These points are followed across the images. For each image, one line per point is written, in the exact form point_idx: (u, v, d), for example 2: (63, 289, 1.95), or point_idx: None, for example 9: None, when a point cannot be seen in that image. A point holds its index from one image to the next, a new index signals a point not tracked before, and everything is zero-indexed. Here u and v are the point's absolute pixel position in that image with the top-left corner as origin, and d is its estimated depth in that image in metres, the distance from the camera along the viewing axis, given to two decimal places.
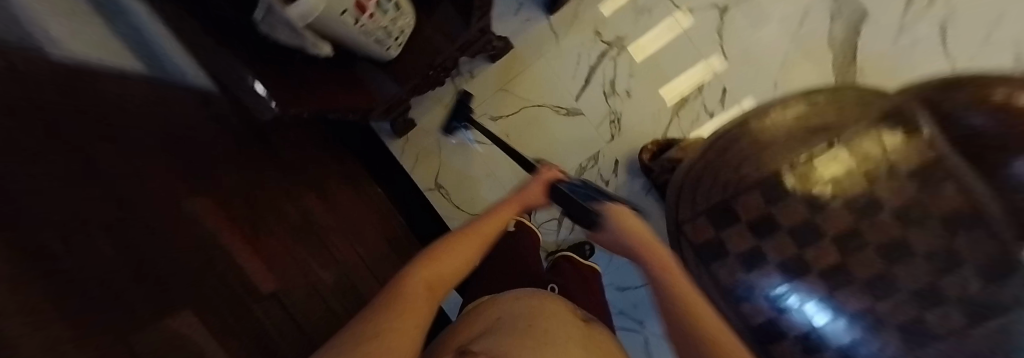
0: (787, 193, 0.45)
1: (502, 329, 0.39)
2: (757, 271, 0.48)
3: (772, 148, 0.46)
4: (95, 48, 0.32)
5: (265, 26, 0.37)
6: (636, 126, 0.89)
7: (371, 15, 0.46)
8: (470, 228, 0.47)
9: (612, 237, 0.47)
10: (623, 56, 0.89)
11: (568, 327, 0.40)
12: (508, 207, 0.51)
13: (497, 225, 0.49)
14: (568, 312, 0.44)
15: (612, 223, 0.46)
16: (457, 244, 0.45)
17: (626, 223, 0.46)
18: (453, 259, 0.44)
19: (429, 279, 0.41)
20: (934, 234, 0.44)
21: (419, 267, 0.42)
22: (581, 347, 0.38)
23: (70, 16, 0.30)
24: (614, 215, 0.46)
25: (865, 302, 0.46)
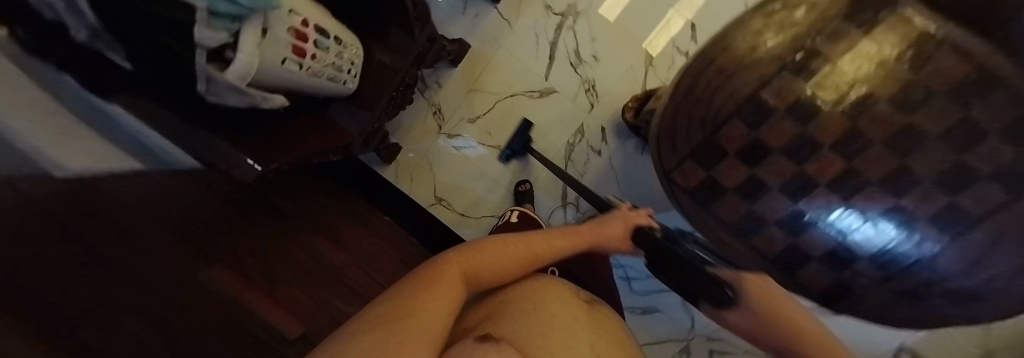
0: (767, 112, 0.43)
1: (515, 312, 0.40)
2: (762, 201, 0.46)
3: (738, 71, 0.44)
4: (92, 159, 0.39)
5: (212, 96, 0.39)
6: (612, 88, 0.87)
7: (312, 56, 0.49)
8: (517, 239, 0.47)
9: (750, 303, 0.52)
10: (580, 22, 0.87)
11: (573, 310, 0.43)
12: (563, 237, 0.52)
13: (544, 245, 0.49)
14: (569, 292, 0.47)
15: (754, 297, 0.51)
16: (503, 243, 0.45)
17: (762, 292, 0.50)
18: (493, 260, 0.43)
19: (463, 270, 0.39)
20: (954, 109, 0.39)
21: (456, 255, 0.40)
22: (587, 330, 0.41)
23: (66, 138, 0.36)
24: (757, 293, 0.51)
25: (889, 203, 0.42)
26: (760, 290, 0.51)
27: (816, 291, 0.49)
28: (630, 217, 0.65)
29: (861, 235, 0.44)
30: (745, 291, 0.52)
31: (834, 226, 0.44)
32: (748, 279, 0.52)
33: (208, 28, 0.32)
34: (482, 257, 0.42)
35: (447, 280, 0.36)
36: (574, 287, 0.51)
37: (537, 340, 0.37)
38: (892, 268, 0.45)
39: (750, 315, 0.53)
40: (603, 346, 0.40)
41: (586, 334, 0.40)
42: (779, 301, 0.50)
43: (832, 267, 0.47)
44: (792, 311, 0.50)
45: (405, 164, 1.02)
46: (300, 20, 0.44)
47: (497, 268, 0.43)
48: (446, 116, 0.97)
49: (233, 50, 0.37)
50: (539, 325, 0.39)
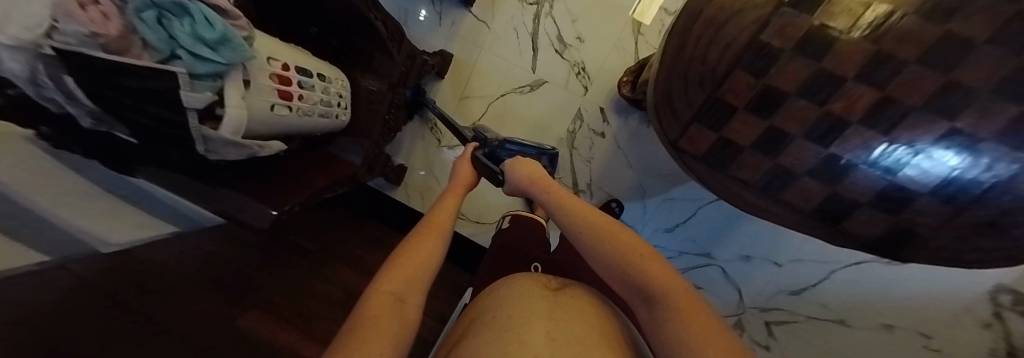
0: (774, 56, 0.38)
1: (472, 333, 0.38)
2: (786, 153, 0.41)
3: (729, 20, 0.39)
4: (131, 231, 0.51)
5: (212, 154, 0.41)
6: (604, 66, 0.84)
7: (299, 97, 0.51)
8: (424, 225, 0.43)
9: (515, 184, 0.55)
10: (557, 7, 0.84)
11: (533, 306, 0.40)
12: (449, 197, 0.52)
13: (451, 214, 0.47)
14: (531, 289, 0.45)
15: (511, 173, 0.55)
16: (418, 237, 0.40)
17: (518, 171, 0.54)
18: (423, 257, 0.37)
19: (398, 288, 0.32)
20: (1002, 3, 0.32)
21: (381, 280, 0.33)
22: (545, 319, 0.37)
23: (103, 219, 0.48)
24: (512, 168, 0.55)
25: (942, 127, 0.36)
26: (516, 166, 0.55)
27: (868, 239, 0.44)
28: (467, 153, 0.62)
29: (915, 167, 0.37)
30: (508, 168, 0.56)
31: (879, 165, 0.39)
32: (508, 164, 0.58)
33: (189, 90, 0.34)
34: (408, 264, 0.36)
35: (382, 307, 0.29)
36: (542, 281, 0.49)
37: (482, 346, 0.33)
38: (963, 199, 0.38)
39: (514, 185, 0.55)
40: (562, 329, 0.36)
41: (542, 323, 0.36)
42: (546, 178, 0.51)
43: (886, 212, 0.41)
44: (552, 183, 0.50)
45: (412, 184, 1.04)
46: (279, 65, 0.46)
47: (430, 263, 0.38)
48: (443, 128, 0.98)
49: (221, 106, 0.38)
50: (488, 332, 0.36)
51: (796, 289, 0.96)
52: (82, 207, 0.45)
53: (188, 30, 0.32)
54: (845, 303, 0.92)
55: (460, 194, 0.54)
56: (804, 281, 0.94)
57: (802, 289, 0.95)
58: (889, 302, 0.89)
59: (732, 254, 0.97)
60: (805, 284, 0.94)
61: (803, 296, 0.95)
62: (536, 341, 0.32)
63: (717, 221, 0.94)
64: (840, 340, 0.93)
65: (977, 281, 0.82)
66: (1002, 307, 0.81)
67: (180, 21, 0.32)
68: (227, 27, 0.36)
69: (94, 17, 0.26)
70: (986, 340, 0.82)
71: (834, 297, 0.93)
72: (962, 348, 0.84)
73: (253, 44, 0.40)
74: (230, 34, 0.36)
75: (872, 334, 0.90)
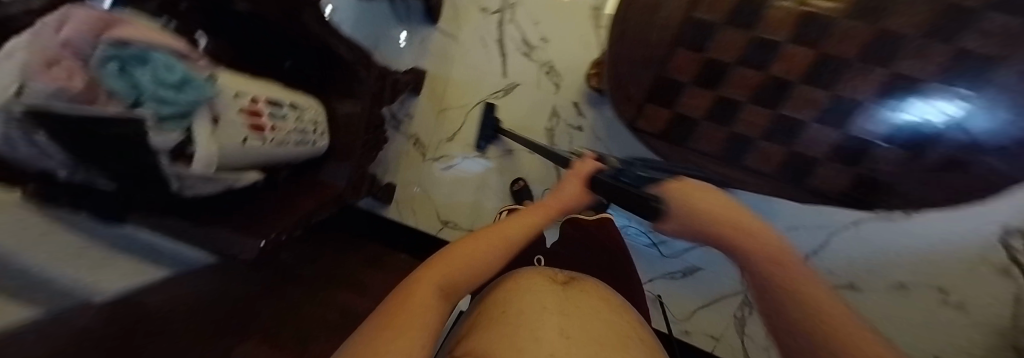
0: (710, 28, 0.40)
1: (480, 326, 0.41)
2: (739, 120, 0.42)
3: (663, 2, 0.41)
4: (128, 278, 0.51)
5: (187, 189, 0.43)
6: (571, 63, 0.86)
7: (271, 127, 0.53)
8: (486, 230, 0.45)
9: (685, 220, 0.46)
10: (518, 13, 0.87)
11: (541, 301, 0.42)
12: (534, 213, 0.50)
13: (521, 231, 0.46)
14: (539, 283, 0.47)
15: (677, 200, 0.46)
16: (474, 240, 0.43)
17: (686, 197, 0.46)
18: (469, 261, 0.40)
19: (442, 279, 0.36)
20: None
21: (423, 271, 0.37)
22: (556, 314, 0.40)
23: (95, 269, 0.47)
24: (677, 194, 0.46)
25: (884, 74, 0.37)
26: (684, 193, 0.46)
27: (836, 195, 0.44)
28: (582, 170, 0.55)
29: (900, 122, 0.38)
30: (676, 193, 0.47)
31: (829, 118, 0.40)
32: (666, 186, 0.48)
33: (161, 132, 0.36)
34: (458, 260, 0.39)
35: (420, 293, 0.33)
36: (549, 274, 0.52)
37: (494, 337, 0.36)
38: (920, 139, 0.39)
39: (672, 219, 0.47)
40: (576, 327, 0.38)
41: (554, 319, 0.38)
42: (720, 206, 0.44)
43: (846, 164, 0.42)
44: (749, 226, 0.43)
45: (403, 200, 1.05)
46: (248, 99, 0.48)
47: (477, 264, 0.41)
48: (426, 142, 1.00)
49: (190, 145, 0.40)
50: (500, 326, 0.38)
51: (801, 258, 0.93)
52: (71, 260, 0.45)
53: (150, 76, 0.34)
54: (856, 267, 0.90)
55: (548, 214, 0.51)
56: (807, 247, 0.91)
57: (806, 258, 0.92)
58: (897, 258, 0.88)
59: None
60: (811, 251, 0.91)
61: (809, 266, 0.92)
62: (551, 337, 0.35)
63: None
64: (860, 304, 0.90)
65: (986, 229, 0.84)
66: (1019, 251, 0.83)
67: (142, 68, 0.34)
68: (187, 69, 0.38)
69: (61, 76, 0.28)
70: (1007, 285, 0.85)
71: (842, 262, 0.91)
72: (963, 292, 0.87)
73: (218, 83, 0.43)
74: (191, 75, 0.38)
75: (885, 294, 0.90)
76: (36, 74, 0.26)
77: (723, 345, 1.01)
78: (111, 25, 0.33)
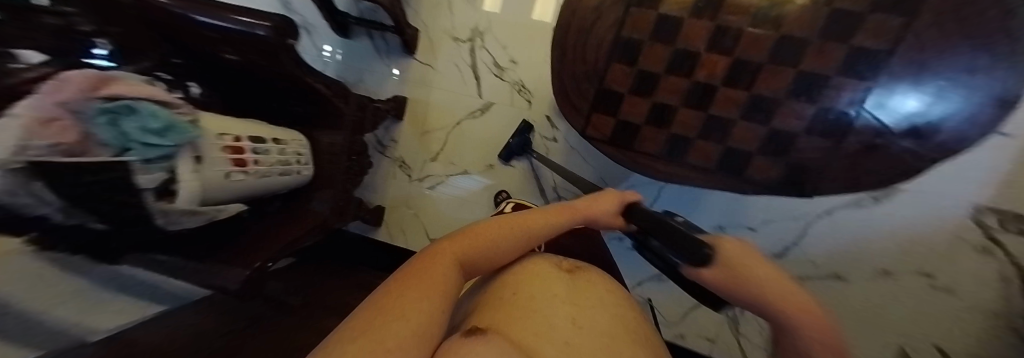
0: (637, 44, 0.45)
1: (490, 307, 0.40)
2: (676, 122, 0.45)
3: (594, 26, 0.46)
4: (124, 315, 0.56)
5: (172, 224, 0.45)
6: (540, 80, 0.90)
7: (254, 161, 0.57)
8: (516, 217, 0.40)
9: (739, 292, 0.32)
10: (488, 40, 0.91)
11: (552, 288, 0.43)
12: (566, 215, 0.44)
13: (547, 228, 0.41)
14: (547, 266, 0.48)
15: (729, 258, 0.34)
16: (497, 226, 0.38)
17: (736, 257, 0.34)
18: (490, 245, 0.36)
19: (459, 256, 0.32)
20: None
21: (441, 244, 0.32)
22: (567, 304, 0.40)
23: (98, 307, 0.53)
24: (730, 252, 0.34)
25: (792, 73, 0.39)
26: (738, 255, 0.34)
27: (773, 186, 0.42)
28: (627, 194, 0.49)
29: (905, 112, 0.40)
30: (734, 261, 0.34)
31: (754, 114, 0.42)
32: (723, 242, 0.36)
33: (146, 173, 0.40)
34: (477, 240, 0.35)
35: (438, 263, 0.29)
36: (555, 261, 0.51)
37: (509, 319, 0.36)
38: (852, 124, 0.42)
39: (721, 274, 0.33)
40: (584, 317, 0.38)
41: (565, 309, 0.39)
42: (767, 267, 0.33)
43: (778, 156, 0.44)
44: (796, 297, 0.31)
45: (393, 221, 1.07)
46: (231, 138, 0.53)
47: (497, 252, 0.37)
48: (410, 163, 1.03)
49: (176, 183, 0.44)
50: (512, 307, 0.38)
51: (782, 251, 0.85)
52: (79, 299, 0.51)
53: (137, 124, 0.38)
54: (837, 259, 0.82)
55: (577, 219, 0.45)
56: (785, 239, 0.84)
57: (787, 250, 0.85)
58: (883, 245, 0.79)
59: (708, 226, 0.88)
60: (789, 243, 0.84)
61: (790, 257, 0.85)
62: (563, 327, 0.35)
63: (682, 197, 0.88)
64: (844, 295, 0.83)
65: (958, 207, 0.74)
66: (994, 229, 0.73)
67: (130, 119, 0.38)
68: (173, 116, 0.42)
69: (54, 130, 0.32)
70: (993, 267, 0.75)
71: (818, 250, 0.83)
72: (962, 280, 0.77)
73: (202, 128, 0.47)
74: (175, 121, 0.42)
75: (869, 282, 0.81)
76: (40, 131, 0.31)
77: (720, 346, 1.00)
78: (105, 83, 0.38)
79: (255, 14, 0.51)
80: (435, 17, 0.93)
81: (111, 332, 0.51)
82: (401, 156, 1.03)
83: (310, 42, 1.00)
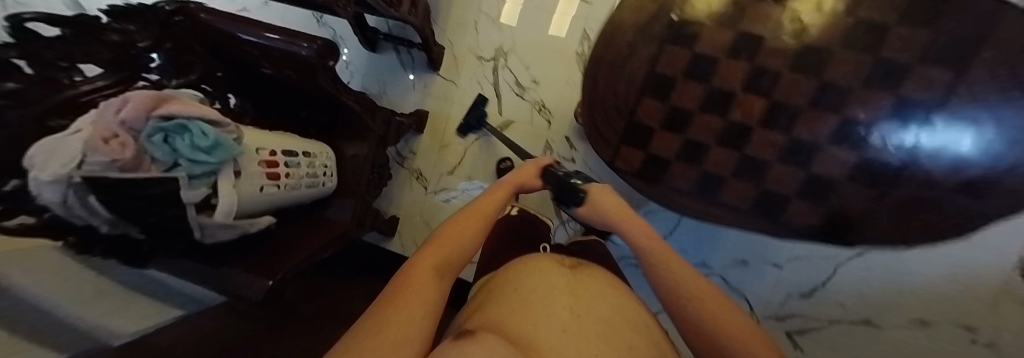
0: (669, 81, 0.45)
1: (491, 305, 0.40)
2: (709, 160, 0.45)
3: (627, 61, 0.47)
4: (149, 319, 0.56)
5: (208, 237, 0.47)
6: (561, 102, 0.90)
7: (286, 175, 0.58)
8: (468, 212, 0.47)
9: (601, 219, 0.53)
10: (511, 59, 0.92)
11: (551, 283, 0.43)
12: (500, 189, 0.55)
13: (495, 207, 0.51)
14: (550, 265, 0.49)
15: (592, 198, 0.55)
16: (460, 223, 0.44)
17: (598, 198, 0.54)
18: (459, 241, 0.41)
19: (436, 262, 0.35)
20: (840, 17, 0.39)
21: (420, 256, 0.36)
22: (566, 295, 0.40)
23: (119, 311, 0.52)
24: (594, 195, 0.55)
25: (831, 121, 0.39)
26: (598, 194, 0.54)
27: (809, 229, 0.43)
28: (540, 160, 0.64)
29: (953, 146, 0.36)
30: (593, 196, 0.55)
31: (792, 157, 0.41)
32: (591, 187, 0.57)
33: (190, 189, 0.41)
34: (446, 241, 0.40)
35: (420, 272, 0.32)
36: (558, 259, 0.53)
37: (513, 313, 0.36)
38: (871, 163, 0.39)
39: (590, 210, 0.55)
40: (584, 306, 0.38)
41: (564, 299, 0.39)
42: (615, 202, 0.53)
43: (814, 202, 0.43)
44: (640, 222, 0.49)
45: (406, 231, 1.07)
46: (266, 152, 0.54)
47: (468, 247, 0.42)
48: (427, 176, 1.03)
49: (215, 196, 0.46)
50: (514, 303, 0.38)
51: (807, 290, 0.78)
52: (96, 303, 0.50)
53: (187, 143, 0.40)
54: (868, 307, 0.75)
55: (512, 189, 0.57)
56: (812, 280, 0.78)
57: (813, 290, 0.78)
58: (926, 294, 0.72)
59: (726, 259, 0.83)
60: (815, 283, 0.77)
61: (818, 298, 0.78)
62: (562, 314, 0.35)
63: (699, 236, 0.83)
64: (877, 346, 0.74)
65: (997, 258, 0.67)
66: None
67: (182, 137, 0.40)
68: (221, 134, 0.44)
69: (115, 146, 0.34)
70: None
71: (850, 293, 0.76)
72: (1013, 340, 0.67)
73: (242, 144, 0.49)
74: (224, 139, 0.44)
75: (906, 333, 0.72)
76: (97, 149, 0.33)
77: None
78: (163, 102, 0.40)
79: (299, 36, 0.54)
80: (461, 36, 0.95)
81: (135, 335, 0.48)
82: (419, 168, 1.04)
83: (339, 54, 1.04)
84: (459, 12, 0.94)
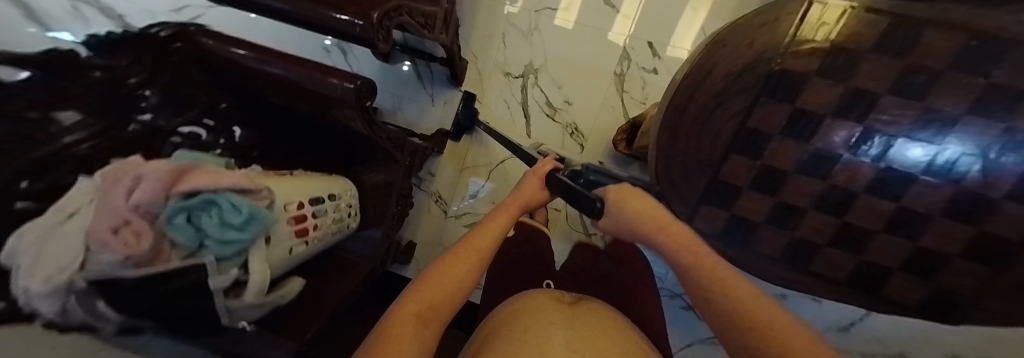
0: (762, 138, 0.40)
1: (492, 345, 0.36)
2: (801, 226, 0.42)
3: (714, 112, 0.41)
4: None
5: (235, 320, 0.39)
6: (595, 125, 0.85)
7: (314, 227, 0.52)
8: (464, 246, 0.39)
9: (624, 226, 0.40)
10: (542, 77, 0.86)
11: (548, 315, 0.40)
12: (503, 212, 0.46)
13: (497, 235, 0.42)
14: (548, 302, 0.45)
15: (612, 205, 0.41)
16: (453, 257, 0.37)
17: (622, 204, 0.40)
18: (453, 280, 0.35)
19: (421, 307, 0.31)
20: None
21: (406, 299, 0.32)
22: (563, 329, 0.37)
23: None
24: (614, 199, 0.41)
25: (950, 196, 0.35)
26: (621, 196, 0.40)
27: (907, 302, 0.41)
28: (542, 168, 0.53)
29: None
30: (614, 202, 0.41)
31: (900, 231, 0.38)
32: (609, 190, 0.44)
33: (217, 273, 0.35)
34: (437, 278, 0.35)
35: (399, 332, 0.27)
36: (555, 294, 0.49)
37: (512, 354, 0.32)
38: (971, 213, 0.34)
39: (613, 221, 0.41)
40: (586, 345, 0.34)
41: (561, 333, 0.36)
42: (655, 209, 0.37)
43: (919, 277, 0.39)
44: (684, 234, 0.34)
45: (424, 258, 0.99)
46: (295, 206, 0.47)
47: (466, 285, 0.36)
48: (448, 198, 0.97)
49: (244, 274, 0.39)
50: (510, 340, 0.35)
51: (844, 324, 0.80)
52: None
53: (216, 220, 0.33)
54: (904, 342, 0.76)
55: (518, 210, 0.48)
56: (848, 316, 0.79)
57: (850, 325, 0.80)
58: None
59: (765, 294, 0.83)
60: (851, 318, 0.79)
61: (854, 333, 0.79)
62: (555, 350, 0.32)
63: None
64: None
65: None
66: None
67: (209, 214, 0.33)
68: (252, 203, 0.38)
69: (130, 239, 0.28)
70: None
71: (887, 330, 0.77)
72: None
73: (272, 207, 0.42)
74: (256, 210, 0.37)
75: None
76: (109, 244, 0.26)
77: None
78: (183, 176, 0.34)
79: (340, 74, 0.49)
80: (486, 50, 0.88)
81: None
82: (439, 190, 0.97)
83: (347, 64, 0.93)
84: (484, 24, 0.87)
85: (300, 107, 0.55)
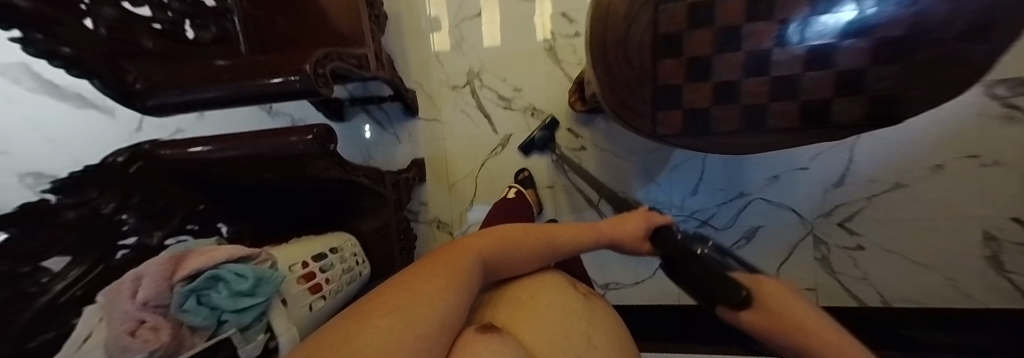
0: (677, 36, 0.43)
1: (504, 301, 0.39)
2: (744, 94, 0.43)
3: (628, 34, 0.46)
4: None
5: None
6: (549, 99, 0.90)
7: (326, 280, 0.53)
8: (540, 227, 0.44)
9: (768, 335, 0.24)
10: (485, 78, 0.91)
11: (572, 302, 0.43)
12: (590, 233, 0.48)
13: (570, 245, 0.45)
14: (566, 284, 0.47)
15: (763, 299, 0.25)
16: (519, 230, 0.43)
17: (778, 302, 0.24)
18: (509, 243, 0.40)
19: (482, 249, 0.37)
20: None
21: (471, 238, 0.38)
22: (584, 322, 0.39)
23: None
24: (767, 294, 0.25)
25: None
26: (774, 296, 0.25)
27: None
28: (649, 216, 0.48)
29: None
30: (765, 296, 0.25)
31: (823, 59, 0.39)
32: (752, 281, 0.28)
33: (247, 342, 0.35)
34: (498, 233, 0.40)
35: (462, 260, 0.33)
36: (571, 281, 0.50)
37: (529, 322, 0.35)
38: None
39: (756, 320, 0.25)
40: (601, 340, 0.37)
41: (580, 323, 0.38)
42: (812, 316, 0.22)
43: None
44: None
45: None
46: (300, 265, 0.49)
47: (517, 254, 0.41)
48: (447, 219, 0.98)
49: (274, 338, 0.39)
50: (530, 310, 0.37)
51: (838, 179, 0.85)
52: None
53: (228, 291, 0.34)
54: (887, 172, 0.83)
55: (598, 241, 0.47)
56: (837, 171, 0.85)
57: (842, 178, 0.85)
58: (928, 144, 0.79)
59: (762, 180, 0.88)
60: (841, 172, 0.84)
61: (849, 183, 0.85)
62: (579, 345, 0.34)
63: (727, 168, 0.89)
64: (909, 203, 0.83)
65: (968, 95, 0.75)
66: (1010, 98, 0.74)
67: (217, 289, 0.34)
68: (254, 267, 0.39)
69: (148, 335, 0.27)
70: None
71: (870, 168, 0.83)
72: (1004, 152, 0.76)
73: (276, 267, 0.43)
74: (259, 272, 0.39)
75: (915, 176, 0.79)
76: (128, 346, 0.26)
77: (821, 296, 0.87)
78: (184, 260, 0.35)
79: (298, 129, 0.53)
80: (428, 75, 0.93)
81: None
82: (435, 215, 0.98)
83: None
84: (417, 53, 0.93)
85: (273, 176, 0.56)
